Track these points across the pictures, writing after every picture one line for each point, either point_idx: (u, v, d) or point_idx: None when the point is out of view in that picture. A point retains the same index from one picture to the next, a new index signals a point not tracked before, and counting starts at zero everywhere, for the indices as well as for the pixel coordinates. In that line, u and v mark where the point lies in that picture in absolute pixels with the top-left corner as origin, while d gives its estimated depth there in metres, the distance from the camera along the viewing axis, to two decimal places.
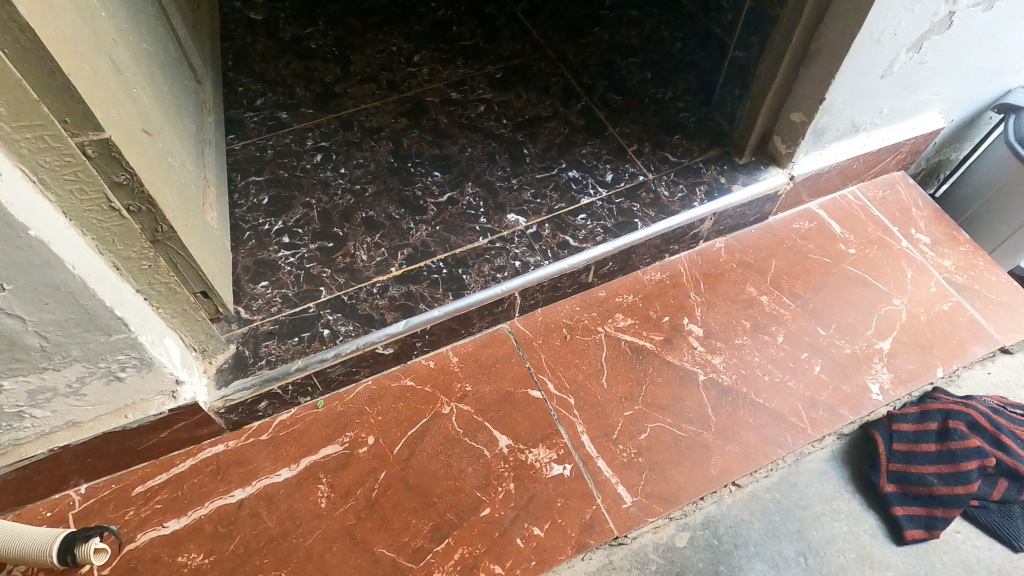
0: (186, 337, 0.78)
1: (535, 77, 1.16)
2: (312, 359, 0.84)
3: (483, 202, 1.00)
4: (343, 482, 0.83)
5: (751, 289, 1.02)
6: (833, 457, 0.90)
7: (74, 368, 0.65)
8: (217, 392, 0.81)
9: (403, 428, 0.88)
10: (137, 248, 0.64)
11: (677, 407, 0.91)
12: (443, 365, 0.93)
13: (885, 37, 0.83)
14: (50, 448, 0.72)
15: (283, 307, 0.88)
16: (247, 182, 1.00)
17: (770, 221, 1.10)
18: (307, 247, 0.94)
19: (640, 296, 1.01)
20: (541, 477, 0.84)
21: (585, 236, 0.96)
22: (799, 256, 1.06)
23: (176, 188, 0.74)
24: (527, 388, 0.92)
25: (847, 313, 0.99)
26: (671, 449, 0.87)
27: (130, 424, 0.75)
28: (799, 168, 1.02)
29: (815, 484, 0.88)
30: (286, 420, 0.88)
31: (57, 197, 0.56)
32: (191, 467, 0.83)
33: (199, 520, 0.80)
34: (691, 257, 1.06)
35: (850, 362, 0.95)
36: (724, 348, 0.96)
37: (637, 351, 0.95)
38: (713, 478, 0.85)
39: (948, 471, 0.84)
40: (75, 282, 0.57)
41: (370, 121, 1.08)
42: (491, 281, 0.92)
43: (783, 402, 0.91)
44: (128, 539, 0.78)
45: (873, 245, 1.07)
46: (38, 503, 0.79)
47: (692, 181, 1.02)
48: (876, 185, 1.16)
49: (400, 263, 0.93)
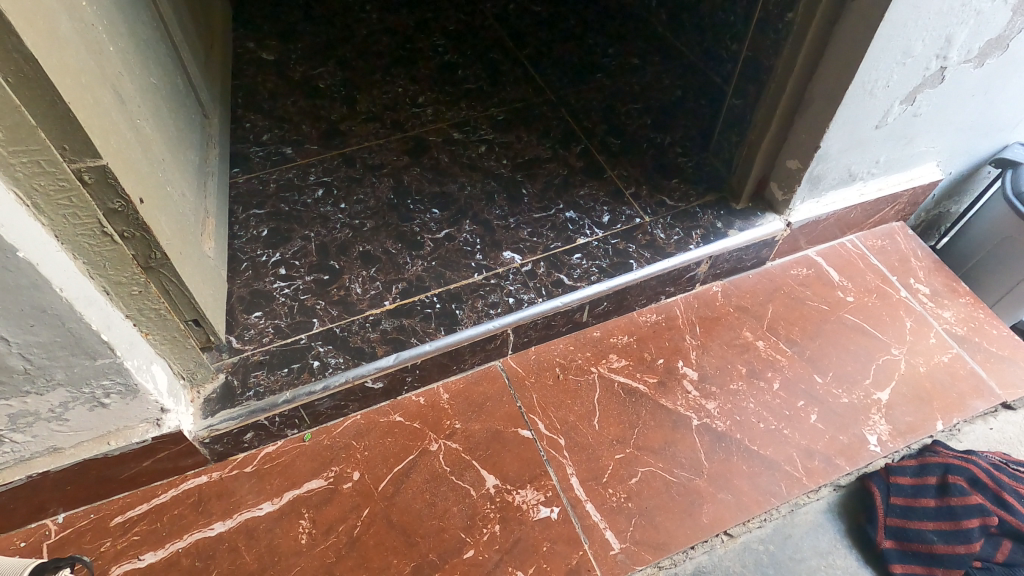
0: (174, 364, 0.78)
1: (536, 120, 1.19)
2: (299, 391, 0.84)
3: (480, 239, 1.00)
4: (326, 519, 0.82)
5: (747, 334, 1.01)
6: (829, 509, 0.87)
7: (57, 393, 0.65)
8: (202, 422, 0.80)
9: (389, 464, 0.86)
10: (128, 274, 0.65)
11: (669, 451, 0.89)
12: (433, 401, 0.93)
13: (877, 88, 0.84)
14: (29, 474, 0.72)
15: (274, 338, 0.88)
16: (248, 214, 1.01)
17: (767, 266, 1.10)
18: (302, 279, 0.94)
19: (635, 337, 1.00)
20: (527, 519, 0.82)
21: (579, 275, 0.96)
22: (796, 302, 1.05)
23: (174, 216, 0.75)
24: (518, 427, 0.90)
25: (844, 361, 0.98)
26: (662, 494, 0.85)
27: (113, 451, 0.75)
28: (796, 215, 1.02)
29: (810, 537, 0.85)
30: (272, 453, 0.87)
31: (50, 221, 0.57)
32: (173, 498, 0.82)
33: (176, 553, 0.78)
34: (688, 300, 1.05)
35: (847, 412, 0.93)
36: (719, 393, 0.95)
37: (630, 393, 0.94)
38: (705, 527, 0.83)
39: (947, 528, 0.81)
40: (61, 305, 0.58)
41: (373, 158, 1.10)
42: (484, 317, 0.92)
43: (778, 450, 0.89)
44: (102, 571, 0.76)
45: (872, 294, 1.07)
46: (14, 533, 0.78)
47: (689, 224, 1.02)
48: (875, 234, 1.16)
49: (394, 297, 0.93)
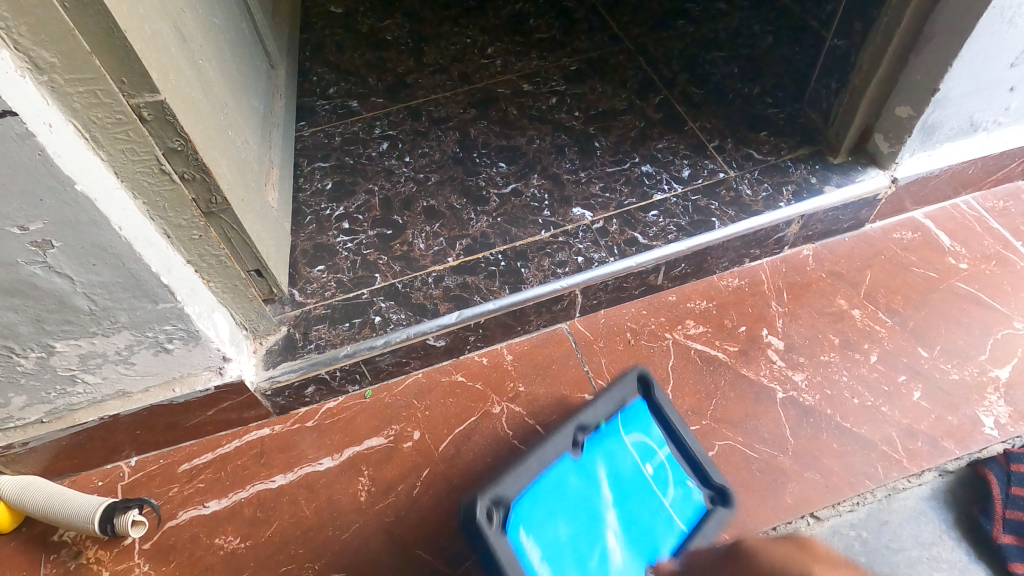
0: (236, 314, 0.77)
1: (612, 69, 1.11)
2: (360, 346, 0.81)
3: (549, 194, 0.95)
4: (385, 477, 0.80)
5: (841, 301, 0.91)
6: (935, 496, 0.76)
7: (122, 336, 0.65)
8: (264, 373, 0.79)
9: (450, 426, 0.83)
10: (188, 217, 0.64)
11: (749, 424, 0.82)
12: (496, 362, 0.89)
13: (1018, 16, 0.73)
14: (101, 415, 0.73)
15: (337, 292, 0.86)
16: (314, 168, 1.00)
17: (866, 229, 0.98)
18: (365, 234, 0.92)
19: (715, 303, 0.92)
20: None
21: (656, 233, 0.89)
22: (898, 268, 0.94)
23: (236, 162, 0.73)
24: (585, 392, 0.85)
25: (955, 334, 0.87)
26: (742, 470, 0.79)
27: (177, 398, 0.74)
28: (902, 170, 0.91)
29: (910, 525, 0.74)
30: (333, 408, 0.86)
31: (108, 156, 0.56)
32: (237, 448, 0.82)
33: (239, 503, 0.78)
34: (774, 264, 0.96)
35: (957, 389, 0.83)
36: (808, 364, 0.86)
37: (708, 362, 0.87)
38: (788, 507, 0.76)
39: None
40: (120, 244, 0.56)
41: (439, 111, 1.06)
42: (551, 276, 0.86)
43: (875, 428, 0.81)
44: (169, 515, 0.77)
45: (990, 261, 0.94)
46: (91, 472, 0.80)
47: (779, 180, 0.93)
48: (995, 195, 1.02)
49: (458, 253, 0.89)
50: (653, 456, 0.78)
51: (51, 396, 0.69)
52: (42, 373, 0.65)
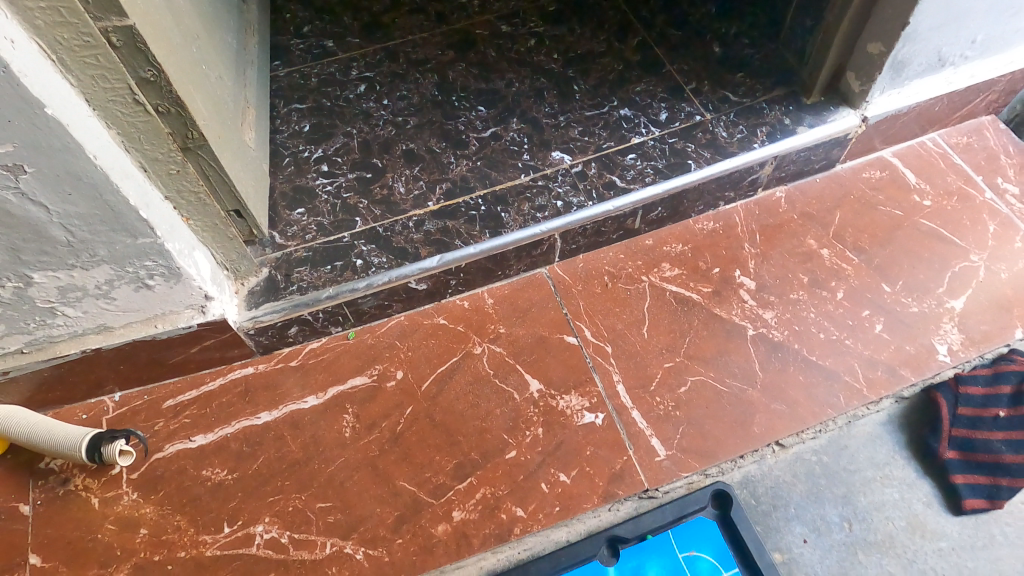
0: (217, 253, 0.77)
1: (590, 11, 1.10)
2: (342, 288, 0.82)
3: (528, 138, 0.95)
4: (369, 415, 0.82)
5: (811, 242, 0.94)
6: (889, 420, 0.83)
7: (102, 269, 0.65)
8: (247, 313, 0.80)
9: (433, 365, 0.85)
10: (164, 150, 0.63)
11: (721, 360, 0.85)
12: (477, 306, 0.90)
13: None
14: (82, 349, 0.73)
15: (317, 235, 0.86)
16: (290, 109, 0.98)
17: (836, 169, 1.01)
18: (344, 176, 0.92)
19: (690, 246, 0.94)
20: (571, 424, 0.81)
21: (633, 176, 0.90)
22: (866, 208, 0.97)
23: (210, 96, 0.72)
24: (563, 333, 0.88)
25: (916, 270, 0.92)
26: (713, 403, 0.82)
27: (160, 335, 0.75)
28: (873, 109, 0.92)
29: (866, 448, 0.81)
30: (317, 348, 0.87)
31: (78, 81, 0.55)
32: (221, 386, 0.84)
33: (225, 437, 0.80)
34: (748, 206, 0.98)
35: (917, 321, 0.88)
36: (778, 302, 0.90)
37: (682, 302, 0.90)
38: (755, 436, 0.80)
39: (1017, 438, 0.79)
40: (96, 174, 0.56)
41: (416, 53, 1.05)
42: (530, 220, 0.87)
43: (838, 360, 0.85)
44: (156, 448, 0.79)
45: (952, 197, 0.98)
46: (75, 405, 0.81)
47: (754, 121, 0.94)
48: (960, 131, 1.05)
49: (438, 198, 0.90)
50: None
51: (31, 327, 0.69)
52: (19, 303, 0.65)
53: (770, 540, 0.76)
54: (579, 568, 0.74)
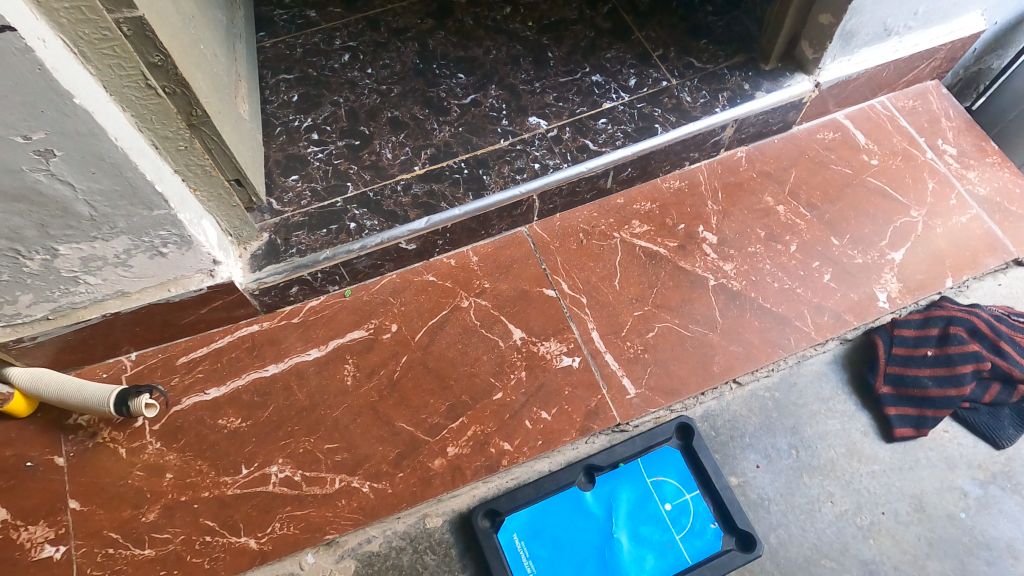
0: (221, 221, 0.83)
1: None
2: (339, 250, 0.89)
3: (506, 104, 1.01)
4: (368, 364, 0.90)
5: (769, 199, 1.02)
6: (834, 360, 0.94)
7: (121, 240, 0.71)
8: (251, 275, 0.87)
9: (424, 318, 0.93)
10: (174, 129, 0.69)
11: (685, 308, 0.95)
12: (463, 263, 0.98)
13: None
14: (103, 313, 0.80)
15: (312, 200, 0.92)
16: (278, 79, 1.03)
17: (793, 131, 1.08)
18: (334, 144, 0.97)
19: (658, 204, 1.02)
20: (551, 367, 0.90)
21: (604, 140, 0.97)
22: (819, 167, 1.05)
23: (209, 75, 0.77)
24: (542, 287, 0.96)
25: (862, 224, 1.01)
26: (677, 346, 0.92)
27: (173, 298, 0.82)
28: (825, 75, 1.00)
29: (813, 385, 0.92)
30: (316, 306, 0.94)
31: (96, 70, 0.60)
32: (229, 343, 0.91)
33: (237, 389, 0.88)
34: (711, 166, 1.06)
35: (860, 271, 0.97)
36: (737, 255, 0.98)
37: (651, 256, 0.98)
38: (715, 375, 0.90)
39: (942, 374, 0.88)
40: (117, 154, 0.62)
41: (397, 21, 1.09)
42: (510, 183, 0.94)
43: (789, 306, 0.95)
44: (174, 401, 0.87)
45: (897, 157, 1.06)
46: (95, 366, 0.88)
47: (716, 87, 1.01)
48: (907, 95, 1.13)
49: (423, 163, 0.96)
50: (677, 496, 0.85)
51: (56, 295, 0.75)
52: (47, 274, 0.71)
53: (726, 466, 0.87)
54: (560, 492, 0.85)
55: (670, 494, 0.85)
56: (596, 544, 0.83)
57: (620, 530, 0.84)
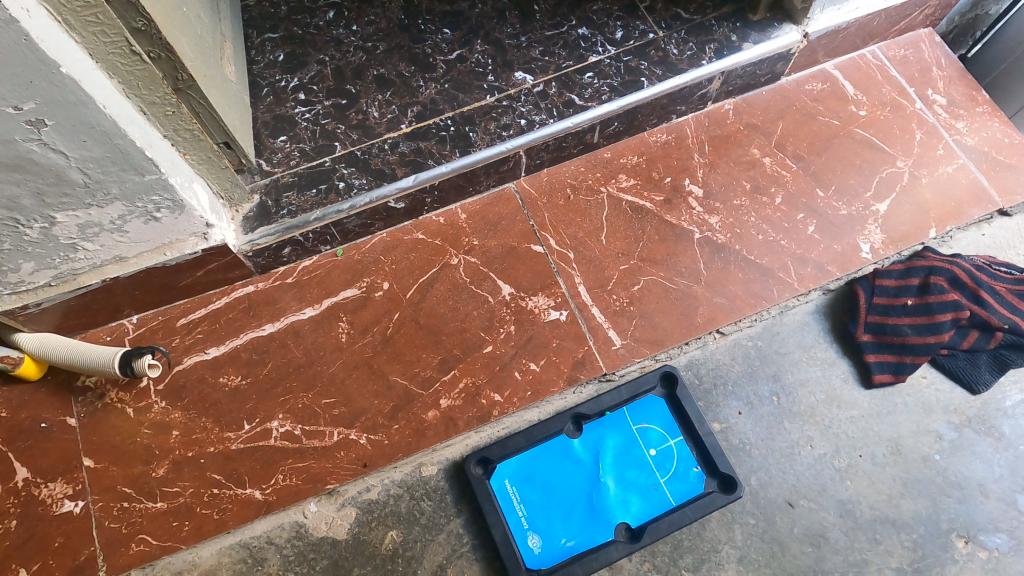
0: (213, 184, 0.85)
1: None
2: (329, 210, 0.90)
3: (492, 60, 1.01)
4: (361, 321, 0.93)
5: (755, 151, 1.03)
6: (816, 310, 0.96)
7: (115, 206, 0.73)
8: (244, 237, 0.89)
9: (415, 276, 0.96)
10: (161, 94, 0.70)
11: (671, 262, 0.96)
12: (452, 221, 0.99)
13: None
14: (103, 278, 0.82)
15: (301, 160, 0.93)
16: (263, 39, 1.02)
17: (781, 82, 1.08)
18: (321, 104, 0.98)
19: (645, 158, 1.03)
20: (540, 321, 0.93)
21: (591, 95, 0.97)
22: (807, 118, 1.05)
23: (193, 38, 0.77)
24: (531, 243, 0.97)
25: (848, 175, 1.01)
26: (662, 299, 0.94)
27: (169, 262, 0.84)
28: (814, 25, 0.99)
29: (794, 334, 0.95)
30: (309, 266, 0.96)
31: (81, 38, 0.60)
32: (226, 304, 0.93)
33: (236, 348, 0.91)
34: (699, 119, 1.06)
35: (845, 222, 0.98)
36: (722, 208, 1.00)
37: (637, 211, 0.99)
38: (698, 326, 0.93)
39: (921, 322, 0.91)
40: (106, 122, 0.63)
41: None
42: (497, 140, 0.95)
43: (773, 258, 0.97)
44: (176, 361, 0.90)
45: (886, 107, 1.06)
46: (98, 329, 0.91)
47: (703, 38, 1.00)
48: (898, 43, 1.12)
49: (410, 121, 0.96)
50: (661, 442, 0.89)
51: (56, 262, 0.77)
52: (46, 242, 0.73)
53: (710, 413, 0.90)
54: (549, 440, 0.89)
55: (654, 440, 0.89)
56: (584, 488, 0.87)
57: (607, 474, 0.88)
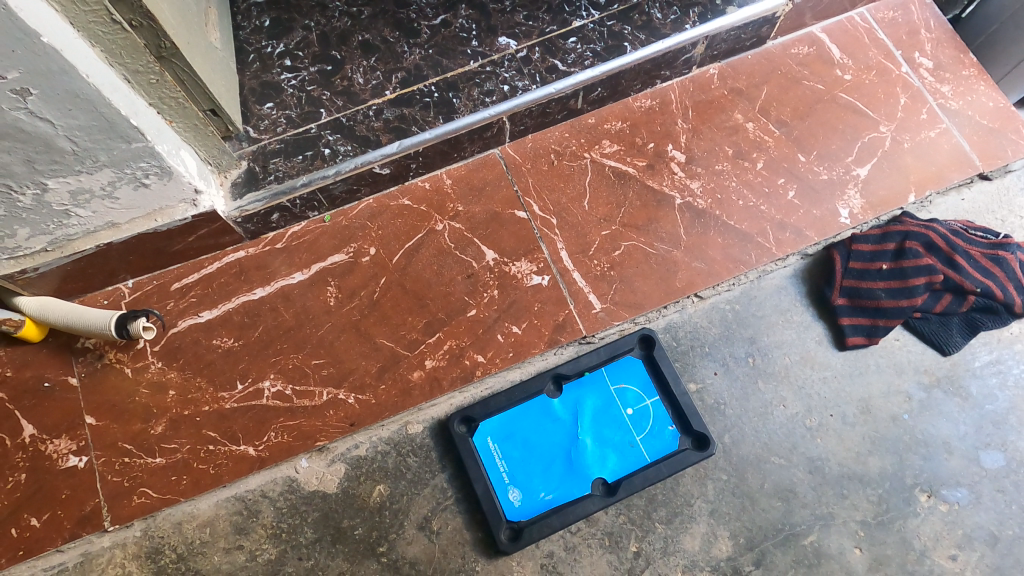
0: (200, 151, 0.87)
1: None
2: (315, 177, 0.92)
3: (476, 25, 1.01)
4: (349, 286, 0.96)
5: (739, 116, 1.04)
6: (794, 274, 0.98)
7: (104, 173, 0.75)
8: (233, 204, 0.91)
9: (401, 242, 0.98)
10: (143, 62, 0.71)
11: (651, 227, 0.98)
12: (437, 187, 1.01)
13: None
14: (97, 244, 0.85)
15: (287, 127, 0.95)
16: (249, 4, 1.02)
17: (767, 46, 1.08)
18: (307, 70, 0.99)
19: (628, 123, 1.04)
20: (522, 285, 0.95)
21: (573, 60, 0.98)
22: (792, 82, 1.05)
23: (176, 6, 0.78)
24: (514, 209, 0.99)
25: (831, 140, 1.02)
26: (642, 263, 0.96)
27: (161, 227, 0.87)
28: None
29: (771, 297, 0.97)
30: (297, 232, 0.98)
31: (62, 8, 0.62)
32: (218, 269, 0.96)
33: (229, 312, 0.94)
34: (683, 84, 1.06)
35: (825, 187, 1.00)
36: (704, 174, 1.01)
37: (620, 176, 1.01)
38: (677, 289, 0.95)
39: (895, 286, 0.93)
40: (90, 90, 0.65)
41: None
42: (480, 106, 0.96)
43: (753, 223, 0.98)
44: (172, 323, 0.94)
45: (871, 71, 1.06)
46: (96, 293, 0.94)
47: (687, 2, 1.00)
48: (888, 5, 1.11)
49: (395, 87, 0.98)
50: (638, 402, 0.92)
51: (51, 228, 0.80)
52: (39, 208, 0.76)
53: (686, 373, 0.93)
54: (531, 400, 0.92)
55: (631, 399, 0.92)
56: (563, 446, 0.90)
57: (585, 433, 0.91)
